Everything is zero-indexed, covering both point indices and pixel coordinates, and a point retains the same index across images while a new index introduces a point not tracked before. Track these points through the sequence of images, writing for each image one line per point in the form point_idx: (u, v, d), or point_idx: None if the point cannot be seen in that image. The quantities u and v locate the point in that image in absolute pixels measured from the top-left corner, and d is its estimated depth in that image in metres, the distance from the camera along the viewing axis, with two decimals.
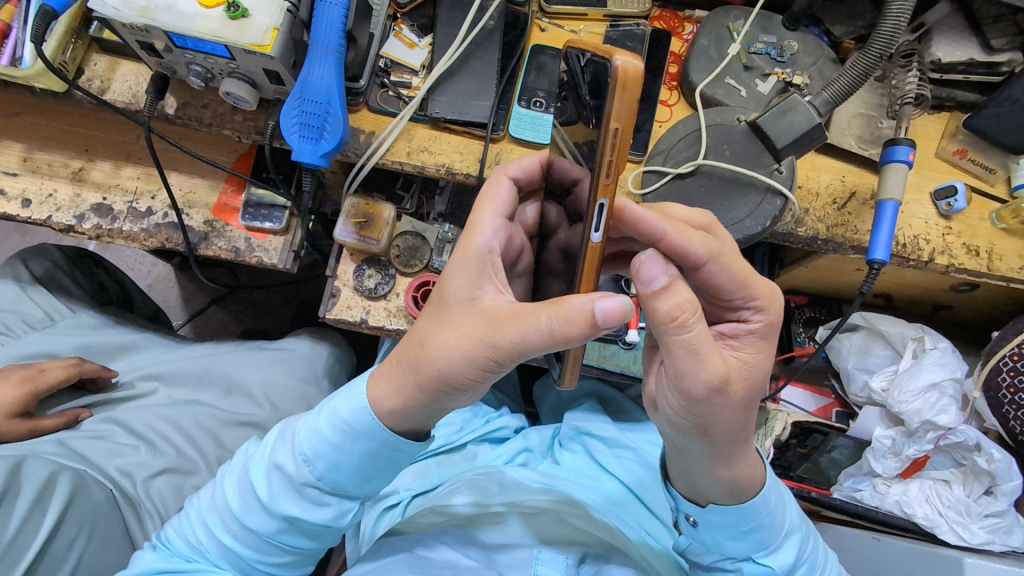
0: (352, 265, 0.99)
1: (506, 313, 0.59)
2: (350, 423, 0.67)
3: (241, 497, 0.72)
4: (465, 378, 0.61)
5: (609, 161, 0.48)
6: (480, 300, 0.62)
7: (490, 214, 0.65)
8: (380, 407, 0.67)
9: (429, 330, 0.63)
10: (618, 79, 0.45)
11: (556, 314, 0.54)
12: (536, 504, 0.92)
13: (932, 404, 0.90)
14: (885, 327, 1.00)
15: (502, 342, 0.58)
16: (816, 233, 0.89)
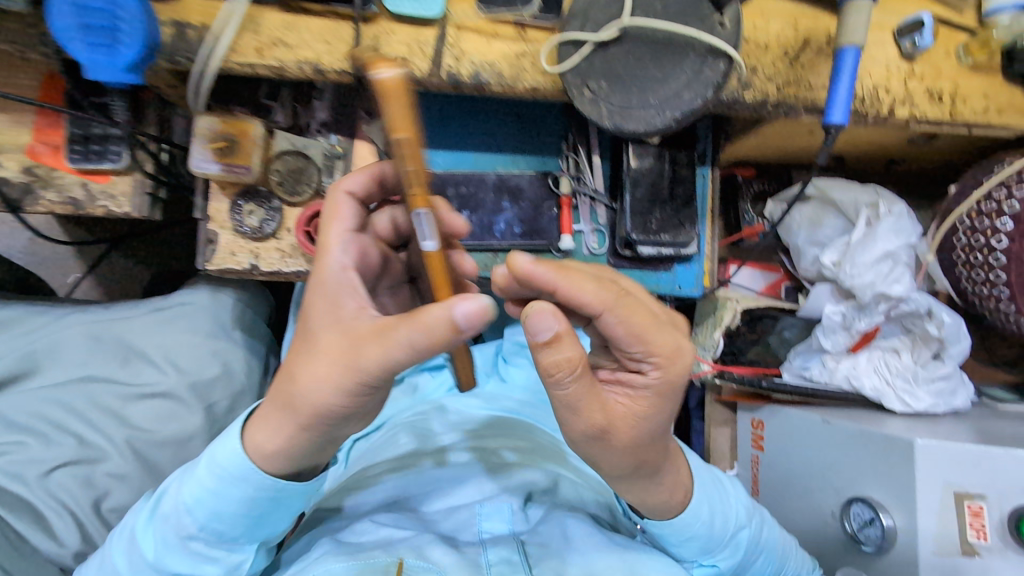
0: (225, 201, 0.81)
1: (372, 329, 0.47)
2: (222, 469, 0.55)
3: (128, 559, 0.61)
4: (344, 410, 0.50)
5: (412, 171, 0.48)
6: (341, 320, 0.50)
7: (336, 233, 0.55)
8: (257, 451, 0.55)
9: (293, 366, 0.51)
10: (386, 92, 0.45)
11: (419, 324, 0.44)
12: (482, 438, 0.84)
13: (885, 274, 0.84)
14: (837, 195, 0.93)
15: (371, 367, 0.47)
16: (766, 97, 0.75)
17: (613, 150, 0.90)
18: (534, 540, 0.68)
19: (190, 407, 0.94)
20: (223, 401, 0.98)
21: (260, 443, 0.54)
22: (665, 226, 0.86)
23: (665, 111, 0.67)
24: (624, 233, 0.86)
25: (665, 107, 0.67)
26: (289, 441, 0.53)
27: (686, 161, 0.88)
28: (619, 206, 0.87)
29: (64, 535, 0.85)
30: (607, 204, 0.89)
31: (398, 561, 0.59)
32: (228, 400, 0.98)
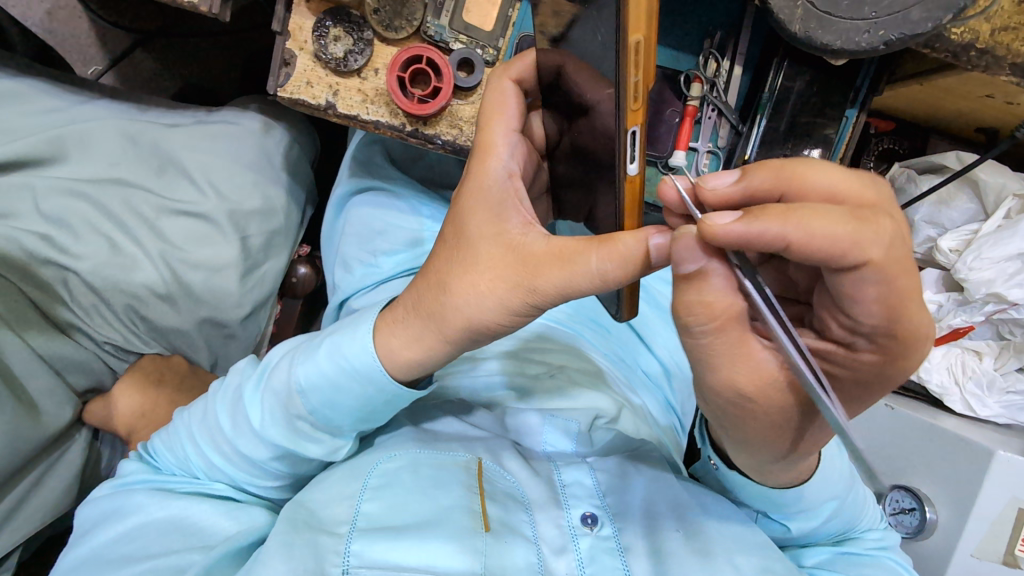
0: (310, 19, 0.69)
1: (541, 255, 0.52)
2: (345, 356, 0.59)
3: (231, 420, 0.65)
4: (490, 327, 0.56)
5: (635, 82, 0.42)
6: (509, 236, 0.55)
7: (502, 133, 0.59)
8: (385, 350, 0.59)
9: (449, 269, 0.56)
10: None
11: (613, 256, 0.48)
12: (542, 353, 0.82)
13: (1008, 275, 0.77)
14: (985, 176, 0.82)
15: (543, 288, 0.52)
16: (974, 37, 0.62)
17: (759, 61, 0.77)
18: (599, 467, 0.73)
19: (226, 235, 0.87)
20: (260, 236, 0.91)
21: (398, 336, 0.58)
22: None
23: (876, 31, 0.53)
24: (744, 163, 0.76)
25: (879, 23, 0.53)
26: (427, 352, 0.58)
27: (836, 98, 0.75)
28: (747, 129, 0.76)
29: (111, 329, 0.85)
30: (732, 125, 0.78)
31: (478, 460, 0.67)
32: (263, 236, 0.91)
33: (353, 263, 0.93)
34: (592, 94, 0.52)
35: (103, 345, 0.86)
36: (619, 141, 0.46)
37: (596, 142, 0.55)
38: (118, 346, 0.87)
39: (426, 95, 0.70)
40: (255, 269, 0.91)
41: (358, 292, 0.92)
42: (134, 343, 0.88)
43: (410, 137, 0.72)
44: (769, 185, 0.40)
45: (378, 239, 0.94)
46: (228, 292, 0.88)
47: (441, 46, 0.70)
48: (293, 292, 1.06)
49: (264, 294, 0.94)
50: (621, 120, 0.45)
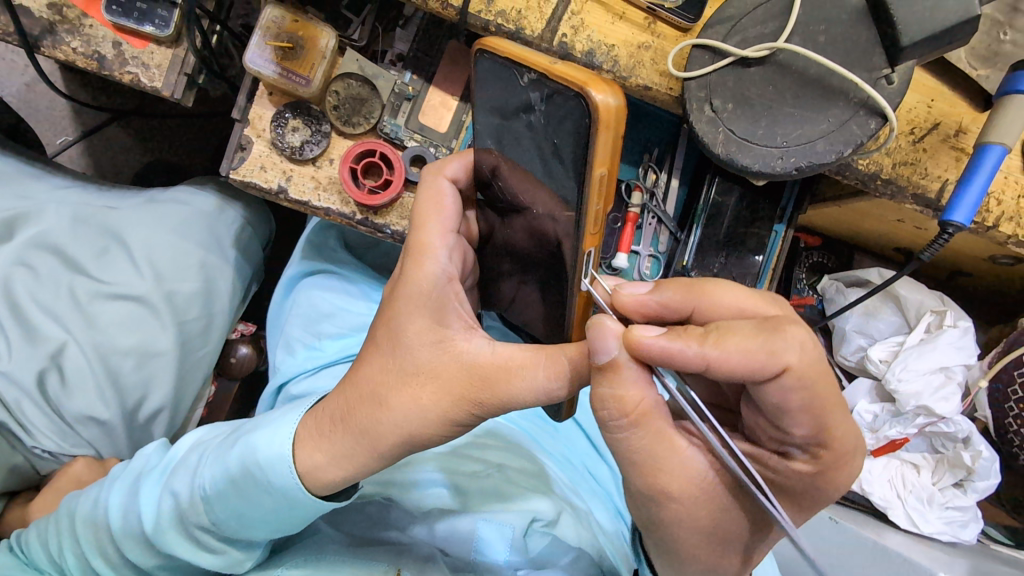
0: (270, 109, 0.72)
1: (486, 365, 0.54)
2: (258, 465, 0.56)
3: (123, 517, 0.59)
4: (428, 438, 0.56)
5: (598, 208, 0.48)
6: (451, 343, 0.56)
7: (437, 233, 0.60)
8: (304, 466, 0.56)
9: (384, 381, 0.56)
10: (598, 118, 0.44)
11: (563, 375, 0.51)
12: (479, 451, 0.79)
13: (935, 388, 0.80)
14: (904, 292, 0.86)
15: (486, 399, 0.54)
16: (878, 169, 0.68)
17: (694, 175, 0.83)
18: None
19: (159, 319, 0.83)
20: (197, 319, 0.86)
21: (323, 454, 0.56)
22: (724, 272, 0.80)
23: (790, 157, 0.58)
24: (681, 268, 0.80)
25: (790, 151, 0.58)
26: (351, 469, 0.56)
27: (763, 213, 0.80)
28: (684, 237, 0.81)
29: (37, 435, 0.80)
30: (672, 232, 0.83)
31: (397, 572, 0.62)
32: (203, 321, 0.87)
33: (296, 344, 0.91)
34: (535, 207, 0.57)
35: (33, 450, 0.81)
36: (576, 259, 0.51)
37: (542, 253, 0.59)
38: (48, 451, 0.81)
39: (377, 187, 0.72)
40: (193, 352, 0.87)
41: (298, 375, 0.89)
42: (63, 446, 0.82)
43: (360, 224, 0.73)
44: (682, 299, 0.48)
45: (324, 321, 0.92)
46: (161, 381, 0.84)
47: (396, 142, 0.73)
48: (229, 374, 0.99)
49: (200, 378, 0.90)
50: (579, 241, 0.50)
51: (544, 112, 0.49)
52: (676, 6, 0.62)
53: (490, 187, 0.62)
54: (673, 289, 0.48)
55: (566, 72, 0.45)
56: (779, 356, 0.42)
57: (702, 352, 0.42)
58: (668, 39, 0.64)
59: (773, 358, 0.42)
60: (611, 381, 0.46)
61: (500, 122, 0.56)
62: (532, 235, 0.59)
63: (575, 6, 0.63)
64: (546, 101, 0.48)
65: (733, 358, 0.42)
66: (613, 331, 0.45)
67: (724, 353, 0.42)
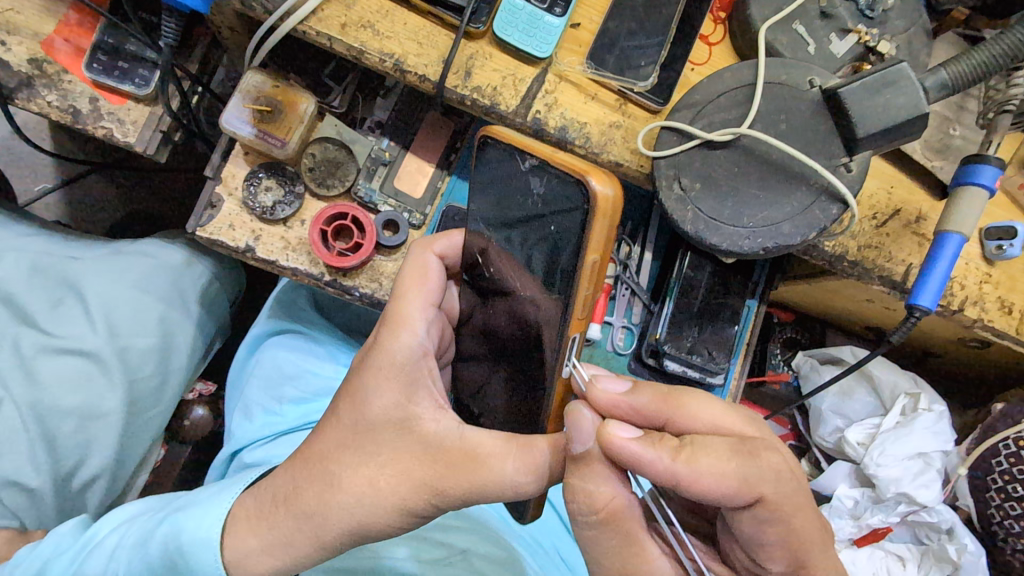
0: (244, 169, 0.72)
1: (454, 451, 0.52)
2: (180, 550, 0.55)
3: None
4: (381, 528, 0.54)
5: (587, 293, 0.48)
6: (417, 423, 0.54)
7: (418, 307, 0.58)
8: (232, 550, 0.55)
9: (340, 460, 0.53)
10: (598, 207, 0.46)
11: (533, 469, 0.50)
12: (444, 534, 0.73)
13: (914, 476, 0.77)
14: (878, 373, 0.85)
15: (452, 491, 0.52)
16: (844, 251, 0.69)
17: (667, 249, 0.83)
18: None
19: (108, 378, 0.78)
20: (151, 378, 0.81)
21: (256, 543, 0.54)
22: (699, 346, 0.79)
23: (758, 238, 0.58)
24: (655, 341, 0.79)
25: (757, 232, 0.59)
26: (283, 562, 0.54)
27: (737, 289, 0.80)
28: (658, 309, 0.80)
29: None
30: (645, 304, 0.82)
31: None
32: (156, 380, 0.82)
33: (253, 409, 0.86)
34: (518, 293, 0.57)
35: None
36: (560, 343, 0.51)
37: (527, 342, 0.57)
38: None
39: (347, 249, 0.71)
40: (143, 414, 0.81)
41: (253, 443, 0.84)
42: None
43: (327, 286, 0.72)
44: (658, 408, 0.47)
45: (287, 385, 0.88)
46: (102, 444, 0.78)
47: (370, 206, 0.73)
48: (181, 437, 0.93)
49: (146, 444, 0.83)
50: (564, 325, 0.50)
51: (542, 197, 0.51)
52: (646, 90, 0.65)
53: (479, 269, 0.60)
54: (646, 395, 0.47)
55: (567, 160, 0.48)
56: (752, 487, 0.43)
57: (672, 467, 0.42)
58: (638, 120, 0.66)
59: (745, 487, 0.43)
60: (582, 473, 0.46)
61: (499, 197, 0.56)
62: (516, 318, 0.58)
63: (549, 85, 0.66)
64: (547, 183, 0.50)
65: (707, 478, 0.42)
66: (589, 423, 0.46)
67: (697, 474, 0.42)
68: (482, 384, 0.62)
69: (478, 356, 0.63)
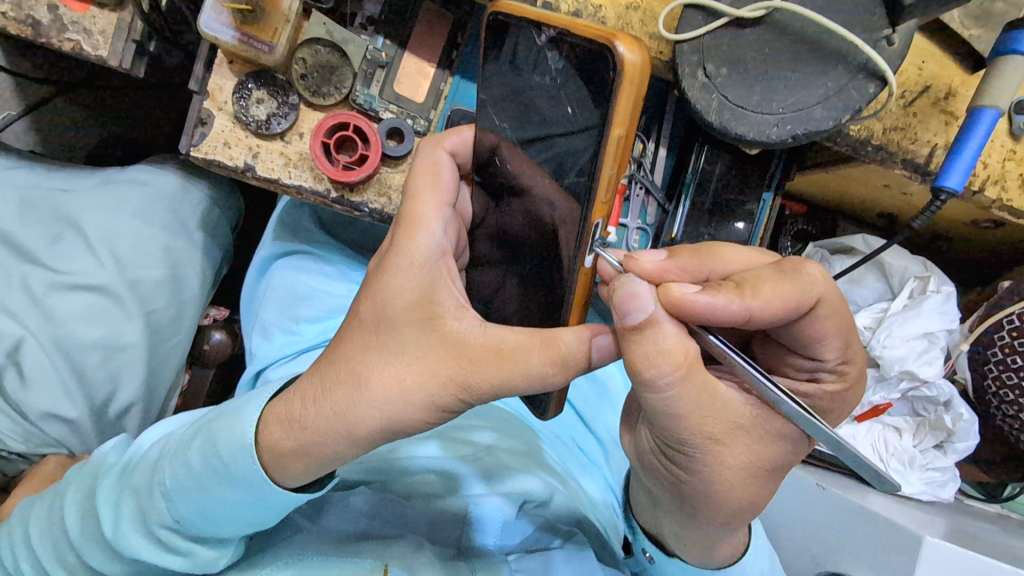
0: (231, 80, 0.66)
1: (478, 347, 0.50)
2: (219, 453, 0.53)
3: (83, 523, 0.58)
4: (408, 425, 0.51)
5: (612, 173, 0.46)
6: (440, 321, 0.52)
7: (432, 205, 0.57)
8: (270, 449, 0.53)
9: (365, 359, 0.52)
10: (624, 71, 0.43)
11: (553, 359, 0.48)
12: (470, 434, 0.78)
13: (919, 354, 0.81)
14: (889, 259, 0.86)
15: (479, 384, 0.50)
16: (869, 135, 0.66)
17: (682, 145, 0.80)
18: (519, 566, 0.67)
19: (125, 309, 0.78)
20: (167, 307, 0.81)
21: (290, 443, 0.51)
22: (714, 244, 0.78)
23: (788, 125, 0.56)
24: (671, 241, 0.78)
25: (786, 118, 0.56)
26: (313, 466, 0.52)
27: (753, 182, 0.78)
28: (673, 209, 0.79)
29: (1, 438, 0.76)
30: (660, 203, 0.81)
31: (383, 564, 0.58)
32: (172, 309, 0.82)
33: (272, 330, 0.87)
34: (532, 189, 0.55)
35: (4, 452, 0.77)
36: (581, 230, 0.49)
37: (542, 241, 0.56)
38: (15, 452, 0.77)
39: (352, 162, 0.68)
40: (165, 342, 0.82)
41: (276, 361, 0.85)
42: (32, 446, 0.78)
43: (335, 203, 0.69)
44: (696, 263, 0.48)
45: (302, 304, 0.88)
46: (131, 374, 0.79)
47: (370, 114, 0.69)
48: (203, 360, 0.94)
49: (171, 370, 0.85)
50: (587, 211, 0.48)
51: (562, 73, 0.48)
52: None
53: (493, 170, 0.59)
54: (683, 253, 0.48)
55: (591, 28, 0.45)
56: (812, 293, 0.44)
57: (741, 301, 0.42)
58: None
59: (807, 296, 0.44)
60: (651, 338, 0.43)
61: (514, 83, 0.53)
62: (531, 218, 0.56)
63: None
64: (571, 58, 0.47)
65: (773, 300, 0.43)
66: (646, 292, 0.43)
67: (762, 299, 0.43)
68: (495, 288, 0.61)
69: (492, 261, 0.62)
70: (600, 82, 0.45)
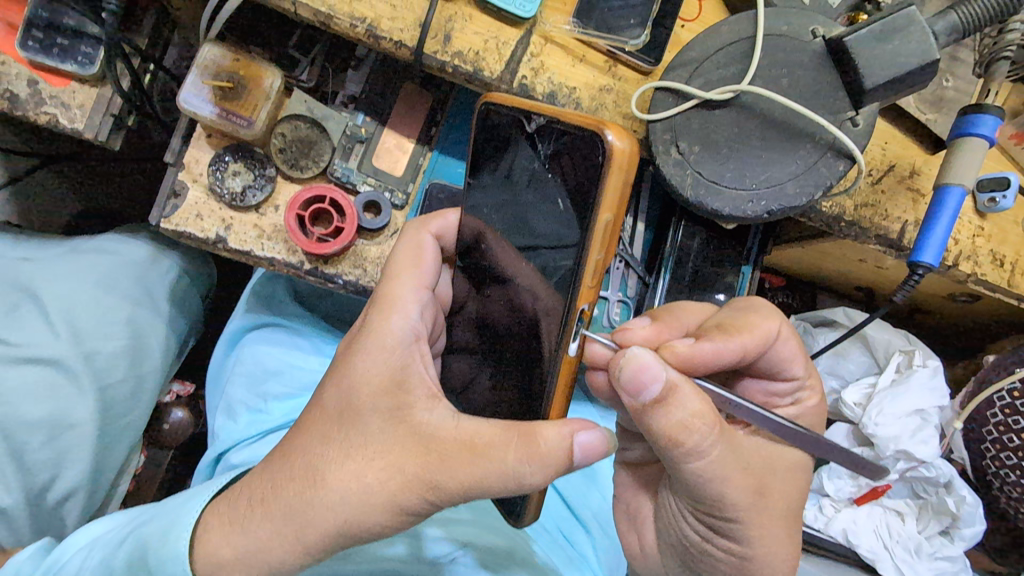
0: (208, 153, 0.66)
1: (449, 442, 0.46)
2: (148, 568, 0.50)
3: None
4: (368, 529, 0.47)
5: (600, 258, 0.44)
6: (411, 412, 0.48)
7: (410, 288, 0.55)
8: (205, 560, 0.49)
9: (325, 453, 0.48)
10: (614, 160, 0.42)
11: (530, 457, 0.45)
12: (444, 527, 0.71)
13: (913, 432, 0.77)
14: (872, 332, 0.85)
15: (448, 484, 0.46)
16: (841, 211, 0.67)
17: (660, 218, 0.81)
18: None
19: (75, 385, 0.73)
20: (123, 383, 0.76)
21: (230, 551, 0.48)
22: None
23: (763, 201, 0.56)
24: None
25: (760, 195, 0.56)
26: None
27: (730, 255, 0.78)
28: (653, 281, 0.78)
29: None
30: (640, 276, 0.80)
31: None
32: (129, 383, 0.77)
33: (236, 408, 0.82)
34: (515, 280, 0.54)
35: None
36: (567, 317, 0.46)
37: (523, 333, 0.53)
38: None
39: (327, 235, 0.67)
40: (117, 421, 0.76)
41: (240, 443, 0.80)
42: None
43: (308, 275, 0.67)
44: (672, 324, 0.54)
45: (270, 381, 0.84)
46: (75, 457, 0.73)
47: (348, 187, 0.69)
48: (161, 440, 0.88)
49: (122, 451, 0.78)
50: (572, 296, 0.46)
51: (550, 161, 0.48)
52: (637, 49, 0.62)
53: (478, 258, 0.58)
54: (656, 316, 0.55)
55: (577, 117, 0.44)
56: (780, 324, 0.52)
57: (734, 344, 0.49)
58: (629, 82, 0.63)
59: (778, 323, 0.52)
60: (666, 406, 0.44)
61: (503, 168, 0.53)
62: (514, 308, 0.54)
63: (535, 48, 0.62)
64: (556, 145, 0.47)
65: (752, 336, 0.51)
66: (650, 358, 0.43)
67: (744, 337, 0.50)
68: (471, 378, 0.58)
69: (471, 348, 0.60)
70: (586, 167, 0.44)
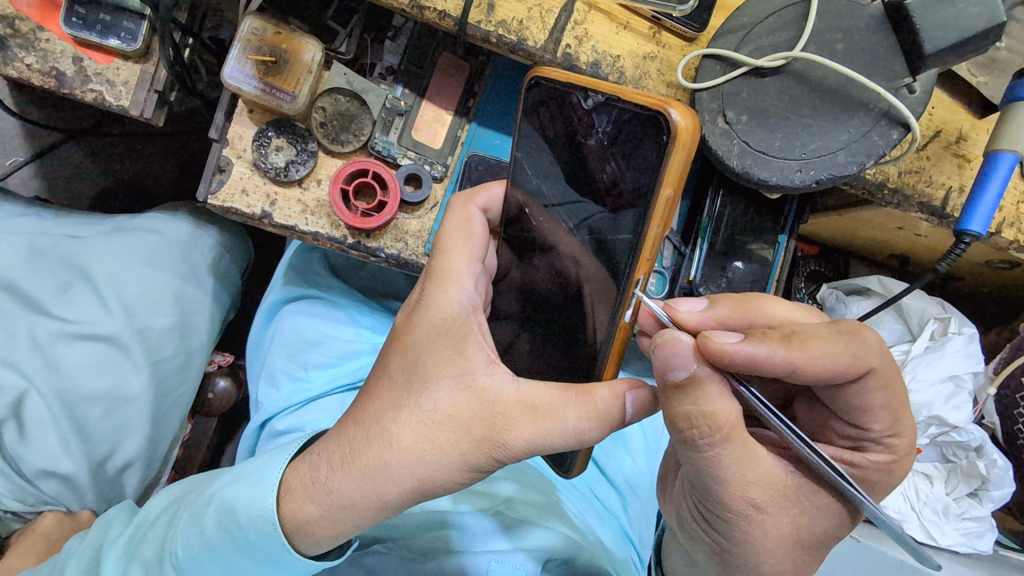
0: (251, 128, 0.67)
1: (512, 404, 0.49)
2: (237, 521, 0.52)
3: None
4: (440, 485, 0.50)
5: (659, 232, 0.45)
6: (473, 378, 0.51)
7: (464, 260, 0.55)
8: (292, 515, 0.52)
9: (396, 418, 0.50)
10: (677, 138, 0.43)
11: (591, 416, 0.47)
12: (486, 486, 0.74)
13: (946, 398, 0.78)
14: (907, 300, 0.85)
15: (514, 443, 0.48)
16: (885, 179, 0.67)
17: (696, 188, 0.80)
18: None
19: (131, 361, 0.75)
20: (174, 358, 0.78)
21: (315, 509, 0.50)
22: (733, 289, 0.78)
23: (812, 171, 0.56)
24: (689, 284, 0.77)
25: (810, 164, 0.56)
26: (341, 530, 0.51)
27: (768, 225, 0.78)
28: (690, 252, 0.78)
29: None
30: (675, 246, 0.79)
31: None
32: (178, 359, 0.79)
33: (279, 377, 0.84)
34: (558, 248, 0.55)
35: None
36: (624, 289, 0.47)
37: (566, 299, 0.55)
38: (10, 511, 0.74)
39: (370, 209, 0.68)
40: (170, 395, 0.79)
41: (282, 411, 0.83)
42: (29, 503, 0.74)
43: (351, 249, 0.68)
44: (738, 315, 0.52)
45: (310, 352, 0.85)
46: (135, 429, 0.76)
47: (388, 161, 0.69)
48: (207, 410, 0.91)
49: (175, 424, 0.81)
50: (630, 267, 0.47)
51: (608, 136, 0.48)
52: (683, 15, 0.60)
53: (522, 227, 0.59)
54: (723, 304, 0.52)
55: (640, 95, 0.45)
56: (861, 362, 0.46)
57: (787, 354, 0.44)
58: (674, 48, 0.62)
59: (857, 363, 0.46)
60: (695, 397, 0.45)
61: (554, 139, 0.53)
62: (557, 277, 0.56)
63: (578, 15, 0.61)
64: (614, 122, 0.47)
65: (815, 357, 0.45)
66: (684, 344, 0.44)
67: (806, 355, 0.45)
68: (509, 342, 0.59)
69: (510, 314, 0.60)
70: (648, 144, 0.45)
